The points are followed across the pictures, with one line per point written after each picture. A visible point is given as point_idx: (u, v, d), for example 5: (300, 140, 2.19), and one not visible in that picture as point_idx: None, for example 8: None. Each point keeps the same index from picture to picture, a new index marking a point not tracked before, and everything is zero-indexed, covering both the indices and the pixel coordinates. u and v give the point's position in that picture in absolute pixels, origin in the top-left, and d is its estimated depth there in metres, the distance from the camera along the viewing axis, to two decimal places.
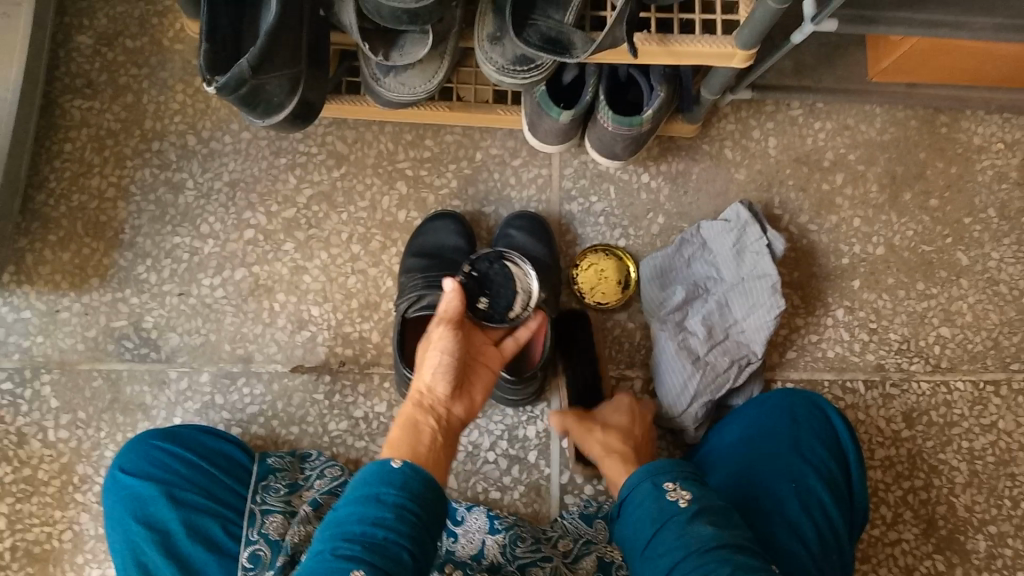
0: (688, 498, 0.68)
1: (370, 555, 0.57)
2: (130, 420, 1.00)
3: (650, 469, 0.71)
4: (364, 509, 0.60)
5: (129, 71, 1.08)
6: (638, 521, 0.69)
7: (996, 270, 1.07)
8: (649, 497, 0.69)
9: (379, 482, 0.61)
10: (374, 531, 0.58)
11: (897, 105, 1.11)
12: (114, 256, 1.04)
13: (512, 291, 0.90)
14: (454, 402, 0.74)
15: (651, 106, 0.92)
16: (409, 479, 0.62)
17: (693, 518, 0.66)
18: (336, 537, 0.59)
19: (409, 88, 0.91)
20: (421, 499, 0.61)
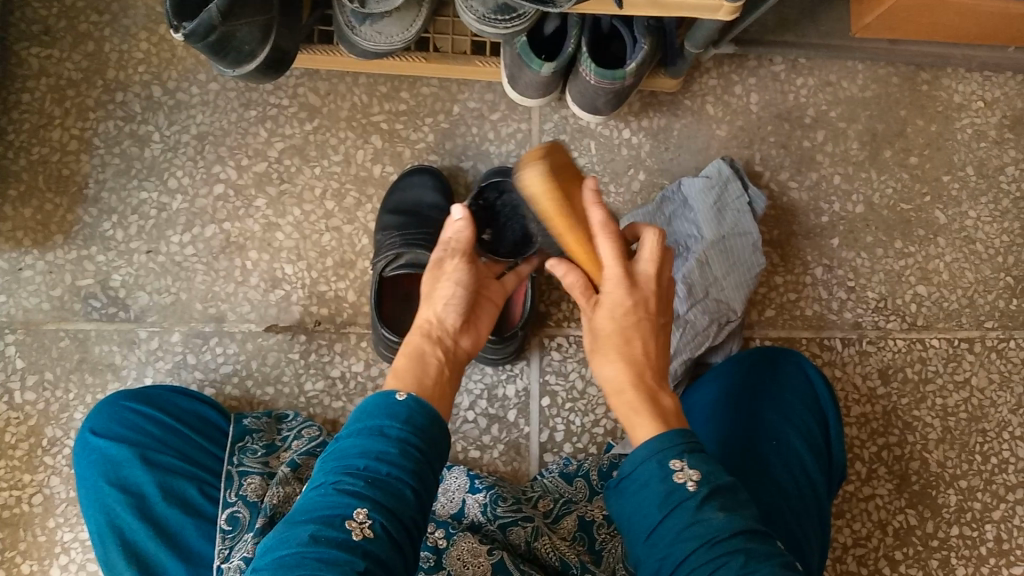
0: (696, 479, 0.59)
1: (374, 490, 0.56)
2: (99, 381, 0.97)
3: (655, 444, 0.61)
4: (367, 443, 0.59)
5: (89, 18, 1.04)
6: (642, 501, 0.61)
7: (973, 229, 1.08)
8: (653, 479, 0.60)
9: (382, 415, 0.60)
10: (378, 467, 0.57)
11: (879, 62, 1.10)
12: (78, 212, 1.01)
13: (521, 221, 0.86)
14: (460, 335, 0.74)
15: (634, 59, 0.90)
16: (412, 414, 0.61)
17: (703, 504, 0.58)
18: (338, 471, 0.58)
19: (386, 37, 0.88)
20: (426, 435, 0.60)
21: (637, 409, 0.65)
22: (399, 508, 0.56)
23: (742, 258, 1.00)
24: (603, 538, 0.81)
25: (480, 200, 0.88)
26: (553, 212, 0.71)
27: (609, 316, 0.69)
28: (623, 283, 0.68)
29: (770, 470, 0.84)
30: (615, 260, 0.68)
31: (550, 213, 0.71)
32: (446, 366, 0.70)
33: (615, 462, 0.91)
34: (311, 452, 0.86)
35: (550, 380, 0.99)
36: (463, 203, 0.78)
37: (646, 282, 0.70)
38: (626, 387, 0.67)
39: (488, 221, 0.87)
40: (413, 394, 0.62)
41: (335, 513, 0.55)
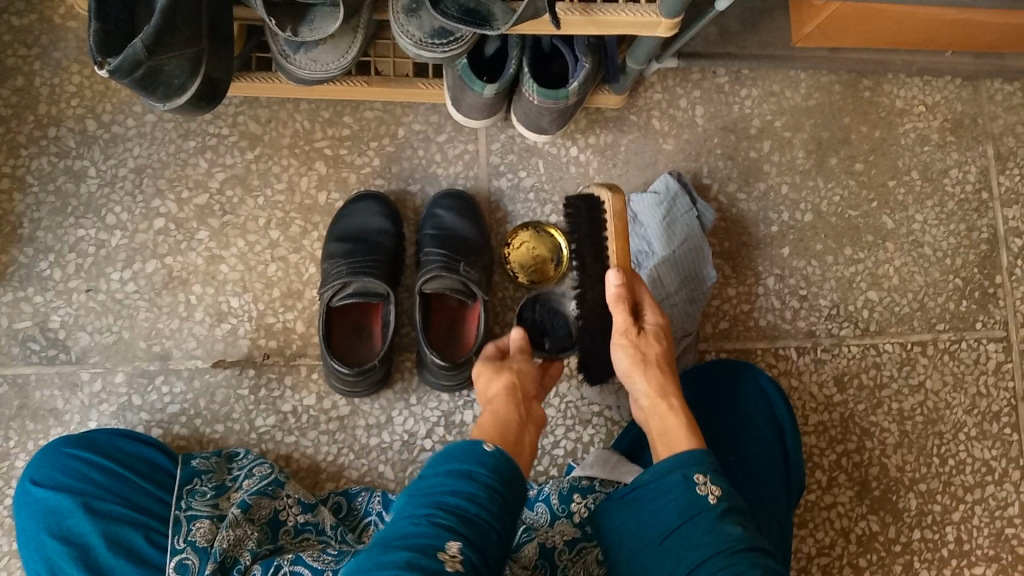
0: (717, 493, 0.62)
1: (466, 527, 0.54)
2: (41, 427, 0.94)
3: (678, 458, 0.64)
4: (456, 483, 0.57)
5: (17, 51, 1.01)
6: (661, 509, 0.63)
7: (921, 232, 1.09)
8: (676, 487, 0.63)
9: (469, 459, 0.59)
10: (468, 506, 0.56)
11: (821, 71, 1.11)
12: (12, 252, 0.98)
13: (562, 319, 0.96)
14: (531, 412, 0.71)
15: (577, 77, 0.90)
16: (499, 463, 0.59)
17: (722, 517, 0.61)
18: (427, 505, 0.56)
19: (321, 65, 0.86)
20: (509, 484, 0.59)
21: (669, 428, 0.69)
22: (486, 548, 0.55)
23: (693, 274, 1.00)
24: (565, 564, 0.79)
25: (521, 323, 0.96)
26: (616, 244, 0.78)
27: (658, 338, 0.75)
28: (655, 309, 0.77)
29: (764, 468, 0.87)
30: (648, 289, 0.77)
31: (615, 236, 0.79)
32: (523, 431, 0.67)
33: (575, 484, 0.87)
34: (262, 491, 0.84)
35: None
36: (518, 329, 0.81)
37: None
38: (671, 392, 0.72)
39: (539, 334, 0.95)
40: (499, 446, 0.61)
41: (429, 542, 0.53)
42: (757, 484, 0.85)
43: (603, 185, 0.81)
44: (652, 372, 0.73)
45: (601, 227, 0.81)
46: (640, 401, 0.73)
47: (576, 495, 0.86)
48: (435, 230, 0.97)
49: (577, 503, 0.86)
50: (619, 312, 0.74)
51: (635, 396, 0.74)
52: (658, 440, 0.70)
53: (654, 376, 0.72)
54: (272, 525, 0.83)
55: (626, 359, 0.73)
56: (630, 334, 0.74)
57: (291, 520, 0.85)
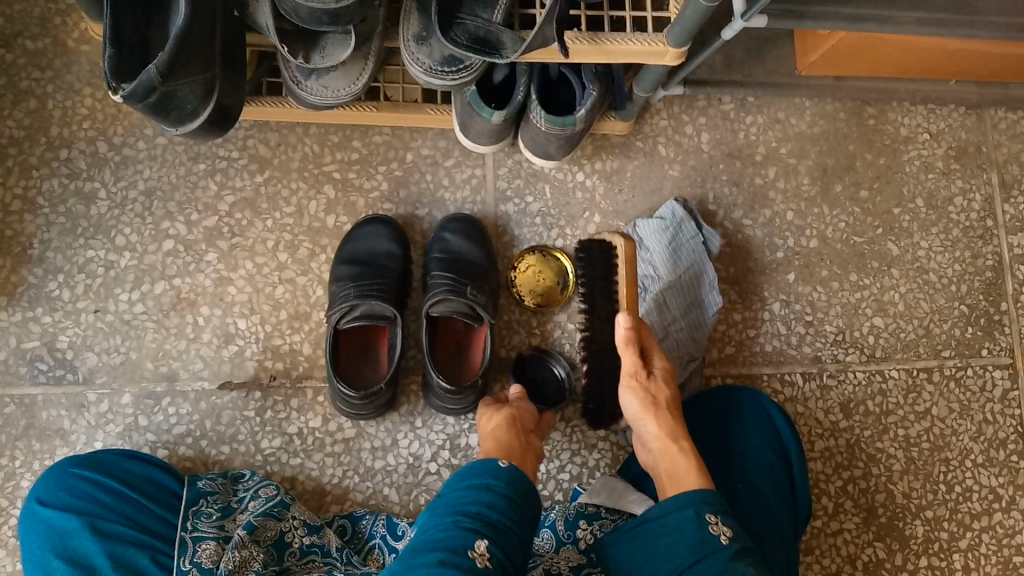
0: (729, 534, 0.65)
1: (490, 530, 0.60)
2: (47, 447, 0.94)
3: (691, 497, 0.67)
4: (477, 493, 0.63)
5: (31, 74, 1.02)
6: (673, 545, 0.65)
7: (926, 259, 1.09)
8: (690, 525, 0.65)
9: (488, 472, 0.66)
10: (490, 512, 0.62)
11: (825, 99, 1.12)
12: (22, 272, 0.98)
13: (551, 373, 1.00)
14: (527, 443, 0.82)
15: (584, 105, 0.91)
16: (514, 474, 0.66)
17: (735, 556, 0.63)
18: (454, 513, 0.62)
19: (332, 92, 0.87)
20: (525, 491, 0.65)
21: (680, 471, 0.72)
22: (509, 548, 0.61)
23: (699, 299, 1.01)
24: None
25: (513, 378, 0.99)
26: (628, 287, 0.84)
27: (665, 381, 0.80)
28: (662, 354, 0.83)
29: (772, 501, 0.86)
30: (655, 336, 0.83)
31: (625, 279, 0.91)
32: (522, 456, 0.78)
33: (581, 510, 0.86)
34: (268, 513, 0.84)
35: None
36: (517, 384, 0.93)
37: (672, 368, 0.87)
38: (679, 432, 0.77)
39: (531, 385, 0.99)
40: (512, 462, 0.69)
41: (458, 543, 0.59)
42: (762, 510, 0.84)
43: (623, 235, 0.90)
44: (661, 413, 0.78)
45: (613, 270, 0.94)
46: (649, 444, 0.77)
47: (582, 521, 0.86)
48: (442, 254, 0.98)
49: (583, 529, 0.85)
50: (629, 355, 0.80)
51: (645, 439, 0.78)
52: (666, 478, 0.73)
53: (663, 416, 0.77)
54: (277, 548, 0.83)
55: (636, 401, 0.79)
56: (639, 376, 0.80)
57: (296, 542, 0.85)
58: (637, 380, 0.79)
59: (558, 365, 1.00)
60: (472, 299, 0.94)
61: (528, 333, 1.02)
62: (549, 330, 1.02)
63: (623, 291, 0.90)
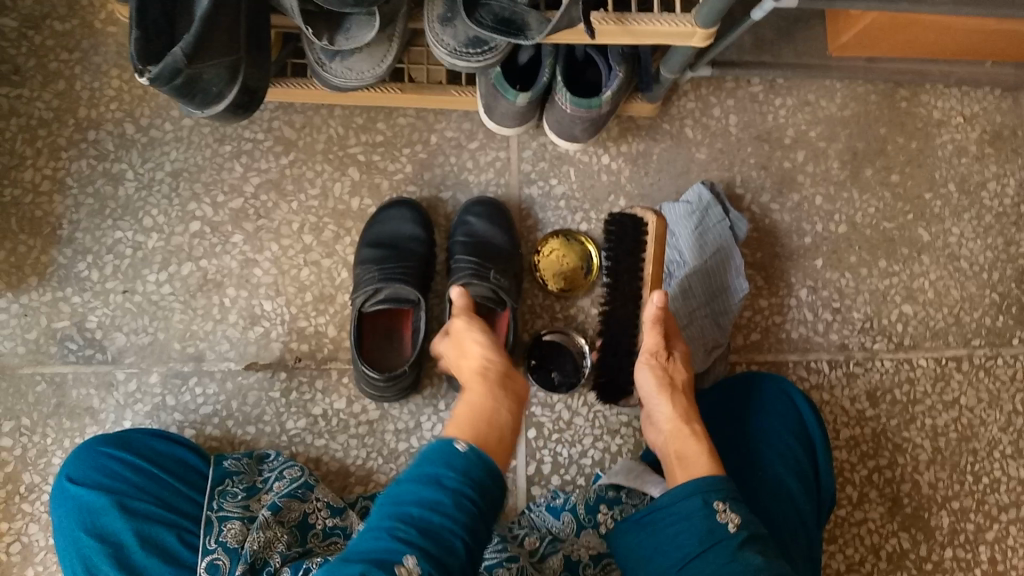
0: (737, 521, 0.64)
1: (425, 541, 0.55)
2: (77, 425, 0.96)
3: (699, 484, 0.66)
4: (424, 492, 0.58)
5: (59, 56, 1.03)
6: (680, 534, 0.65)
7: (957, 246, 1.07)
8: (697, 513, 0.65)
9: (440, 464, 0.59)
10: (431, 516, 0.56)
11: (857, 80, 1.10)
12: (52, 253, 0.99)
13: (570, 355, 0.98)
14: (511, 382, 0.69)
15: (610, 87, 0.90)
16: (469, 470, 0.59)
17: (743, 545, 0.63)
18: (393, 517, 0.57)
19: (357, 74, 0.87)
20: (482, 490, 0.59)
21: (694, 458, 0.71)
22: (448, 560, 0.55)
23: (724, 285, 1.00)
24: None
25: (531, 359, 0.98)
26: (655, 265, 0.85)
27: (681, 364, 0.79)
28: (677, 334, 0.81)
29: (792, 493, 0.84)
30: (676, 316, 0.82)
31: (653, 257, 0.85)
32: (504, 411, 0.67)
33: (601, 496, 0.87)
34: (292, 494, 0.85)
35: (536, 412, 0.98)
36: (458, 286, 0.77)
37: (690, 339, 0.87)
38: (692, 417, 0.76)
39: (548, 364, 0.98)
40: (473, 445, 0.61)
41: (386, 558, 0.54)
42: (783, 498, 0.84)
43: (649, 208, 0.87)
44: (677, 397, 0.76)
45: (642, 246, 0.87)
46: (660, 425, 0.76)
47: (602, 506, 0.86)
48: (466, 238, 0.98)
49: (603, 514, 0.86)
50: (652, 334, 0.77)
51: (655, 419, 0.77)
52: (676, 465, 0.72)
53: (679, 401, 0.76)
54: (301, 528, 0.84)
55: (653, 381, 0.77)
56: (658, 356, 0.78)
57: (320, 524, 0.85)
58: (656, 358, 0.77)
59: (574, 344, 0.99)
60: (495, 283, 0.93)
61: (551, 317, 1.02)
62: (573, 314, 1.02)
63: (648, 271, 0.86)
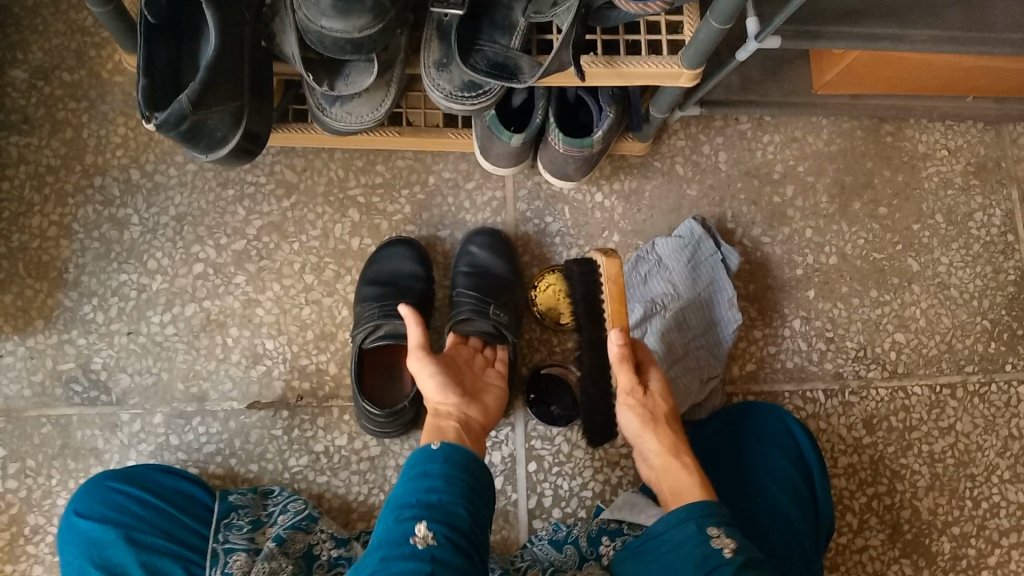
0: (732, 546, 0.64)
1: (430, 511, 0.64)
2: (82, 466, 0.96)
3: (692, 510, 0.68)
4: (418, 481, 0.67)
5: (68, 106, 1.06)
6: (678, 563, 0.66)
7: (946, 275, 1.09)
8: (691, 540, 0.66)
9: (425, 458, 0.69)
10: (429, 495, 0.66)
11: (842, 117, 1.13)
12: (59, 296, 1.01)
13: (567, 389, 1.00)
14: (467, 405, 0.80)
15: (601, 127, 0.93)
16: (450, 451, 0.69)
17: (739, 571, 0.62)
18: (397, 506, 0.66)
19: (356, 117, 0.90)
20: (466, 465, 0.69)
21: (687, 488, 0.74)
22: (456, 521, 0.64)
23: (719, 317, 1.01)
24: None
25: (530, 393, 1.00)
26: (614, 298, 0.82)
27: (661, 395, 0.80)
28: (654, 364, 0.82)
29: (789, 520, 0.85)
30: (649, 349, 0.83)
31: (613, 297, 0.81)
32: (465, 434, 0.75)
33: (603, 527, 0.88)
34: (296, 526, 0.87)
35: (535, 445, 0.99)
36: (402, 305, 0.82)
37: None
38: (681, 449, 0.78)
39: (546, 398, 1.00)
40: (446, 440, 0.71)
41: (400, 535, 0.63)
42: (784, 527, 0.84)
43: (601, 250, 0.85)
44: (661, 429, 0.78)
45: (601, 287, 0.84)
46: (651, 460, 0.78)
47: (605, 537, 0.87)
48: (467, 270, 1.00)
49: (606, 546, 0.87)
50: (624, 373, 0.78)
51: (646, 455, 0.79)
52: (670, 497, 0.75)
53: (663, 433, 0.78)
54: (306, 560, 0.85)
55: (636, 419, 0.79)
56: (636, 394, 0.79)
57: (325, 555, 0.86)
58: (635, 393, 0.79)
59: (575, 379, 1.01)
60: (495, 320, 0.95)
61: (549, 351, 1.03)
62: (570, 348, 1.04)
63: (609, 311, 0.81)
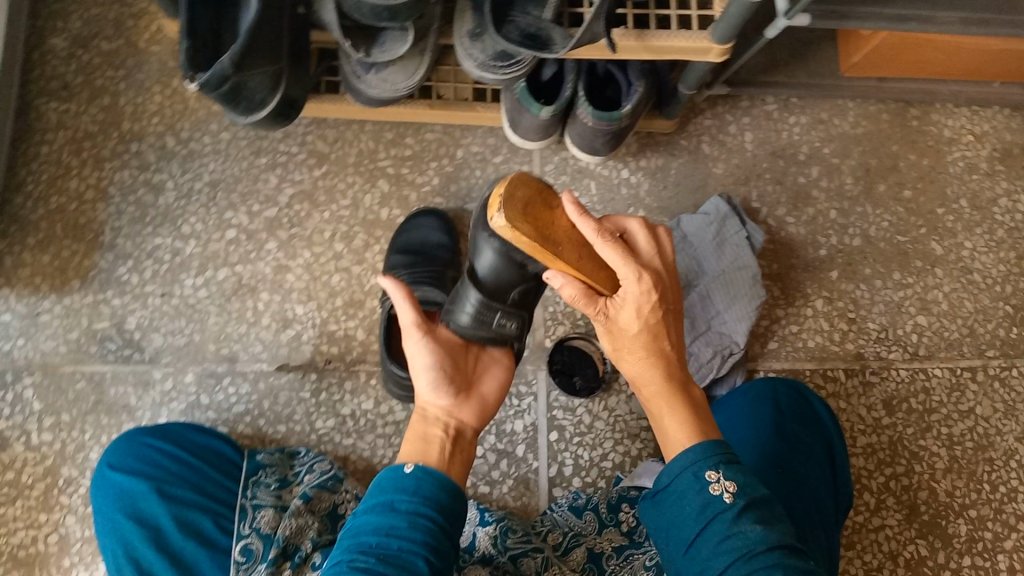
0: (732, 490, 0.61)
1: (386, 565, 0.58)
2: (114, 421, 0.99)
3: (690, 456, 0.63)
4: (380, 519, 0.61)
5: (106, 73, 1.08)
6: (679, 515, 0.63)
7: (970, 259, 1.10)
8: (691, 489, 0.62)
9: (393, 490, 0.63)
10: (389, 542, 0.60)
11: (868, 101, 1.14)
12: (94, 257, 1.04)
13: (590, 362, 1.02)
14: (459, 411, 0.72)
15: (629, 101, 0.94)
16: (421, 485, 0.63)
17: (740, 515, 0.60)
18: (352, 549, 0.60)
19: (391, 85, 0.92)
20: (437, 508, 0.62)
21: (660, 410, 0.68)
22: None
23: (742, 290, 1.01)
24: (611, 568, 0.83)
25: (554, 364, 1.02)
26: (531, 247, 0.66)
27: (631, 320, 0.68)
28: (631, 282, 0.67)
29: (819, 501, 0.86)
30: (616, 264, 0.67)
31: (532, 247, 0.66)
32: (452, 443, 0.69)
33: (623, 494, 0.91)
34: (322, 485, 0.89)
35: (557, 415, 1.01)
36: (393, 280, 0.70)
37: (649, 262, 0.69)
38: (656, 380, 0.68)
39: (570, 370, 1.02)
40: (421, 464, 0.65)
41: None
42: (813, 508, 0.85)
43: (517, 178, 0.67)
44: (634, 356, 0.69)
45: (523, 217, 0.66)
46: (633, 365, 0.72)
47: (624, 504, 0.90)
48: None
49: (625, 511, 0.90)
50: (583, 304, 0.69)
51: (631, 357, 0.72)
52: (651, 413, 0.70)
53: (637, 360, 0.69)
54: (331, 518, 0.87)
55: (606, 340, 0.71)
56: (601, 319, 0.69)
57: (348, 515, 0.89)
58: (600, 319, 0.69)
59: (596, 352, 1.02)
60: (500, 330, 0.75)
61: (573, 324, 1.04)
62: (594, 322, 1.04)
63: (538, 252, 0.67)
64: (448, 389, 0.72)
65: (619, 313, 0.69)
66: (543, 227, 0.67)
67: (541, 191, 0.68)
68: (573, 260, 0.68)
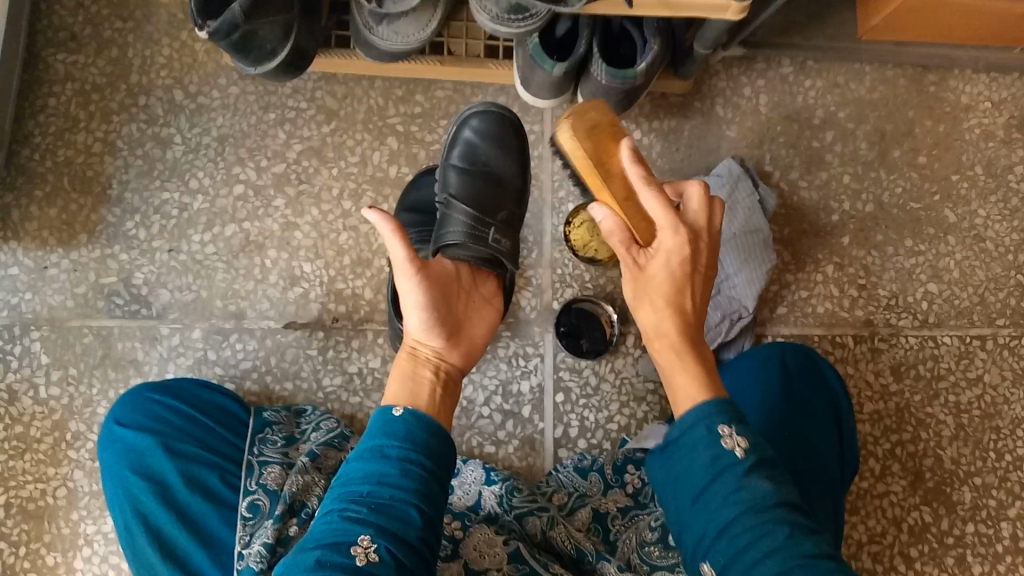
0: (744, 446, 0.59)
1: (379, 516, 0.59)
2: (121, 376, 0.99)
3: (702, 411, 0.61)
4: (371, 467, 0.61)
5: (113, 24, 1.06)
6: (687, 469, 0.60)
7: (983, 227, 1.09)
8: (701, 442, 0.60)
9: (382, 435, 0.63)
10: (380, 490, 0.60)
11: (886, 64, 1.11)
12: (102, 212, 1.03)
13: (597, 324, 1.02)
14: (448, 354, 0.73)
15: (645, 59, 0.92)
16: (412, 433, 0.63)
17: (750, 471, 0.58)
18: (343, 498, 0.61)
19: (402, 37, 0.90)
20: (429, 455, 0.63)
21: (673, 367, 0.65)
22: (405, 529, 0.59)
23: (754, 254, 1.00)
24: (617, 529, 0.83)
25: (561, 325, 1.01)
26: (589, 168, 0.76)
27: (658, 263, 0.67)
28: (665, 228, 0.67)
29: (826, 468, 0.86)
30: (652, 206, 0.67)
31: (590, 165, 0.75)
32: (440, 385, 0.70)
33: (629, 456, 0.91)
34: (329, 442, 0.89)
35: (564, 376, 1.01)
36: (379, 213, 0.67)
37: (690, 221, 0.68)
38: (669, 334, 0.66)
39: (577, 331, 1.02)
40: (411, 408, 0.65)
41: (342, 538, 0.58)
42: (819, 473, 0.85)
43: (592, 107, 0.79)
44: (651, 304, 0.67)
45: (588, 139, 0.76)
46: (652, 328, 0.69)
47: (630, 466, 0.90)
48: (462, 162, 0.91)
49: (630, 474, 0.90)
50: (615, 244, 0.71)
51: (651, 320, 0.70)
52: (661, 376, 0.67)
53: (650, 309, 0.67)
54: None
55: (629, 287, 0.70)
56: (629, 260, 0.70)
57: None
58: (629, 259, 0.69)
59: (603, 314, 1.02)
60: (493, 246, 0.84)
61: (581, 286, 1.03)
62: (603, 285, 1.03)
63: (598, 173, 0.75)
64: (439, 329, 0.72)
65: (649, 260, 0.68)
66: (605, 155, 0.76)
67: (613, 126, 0.79)
68: (620, 198, 0.73)
